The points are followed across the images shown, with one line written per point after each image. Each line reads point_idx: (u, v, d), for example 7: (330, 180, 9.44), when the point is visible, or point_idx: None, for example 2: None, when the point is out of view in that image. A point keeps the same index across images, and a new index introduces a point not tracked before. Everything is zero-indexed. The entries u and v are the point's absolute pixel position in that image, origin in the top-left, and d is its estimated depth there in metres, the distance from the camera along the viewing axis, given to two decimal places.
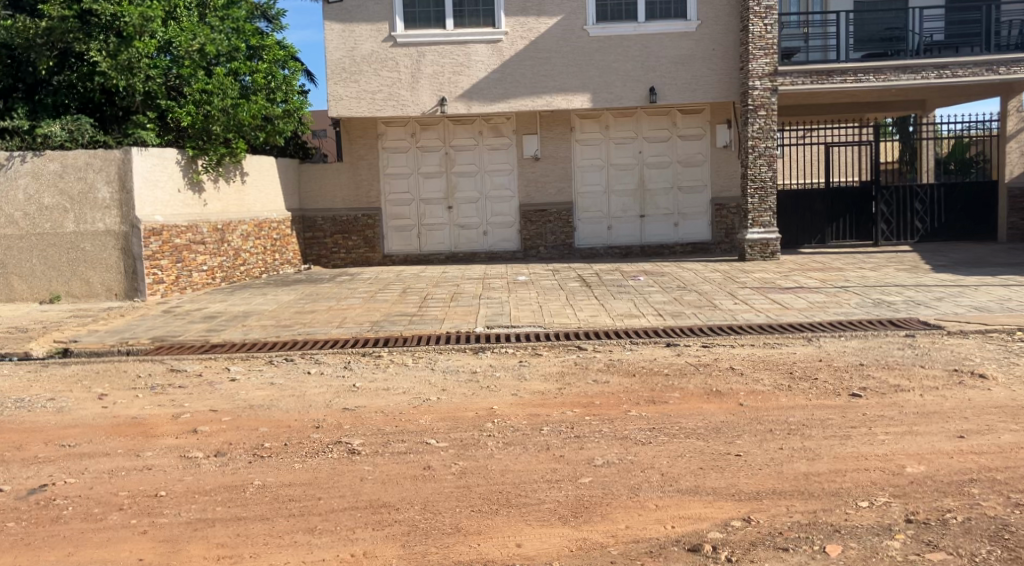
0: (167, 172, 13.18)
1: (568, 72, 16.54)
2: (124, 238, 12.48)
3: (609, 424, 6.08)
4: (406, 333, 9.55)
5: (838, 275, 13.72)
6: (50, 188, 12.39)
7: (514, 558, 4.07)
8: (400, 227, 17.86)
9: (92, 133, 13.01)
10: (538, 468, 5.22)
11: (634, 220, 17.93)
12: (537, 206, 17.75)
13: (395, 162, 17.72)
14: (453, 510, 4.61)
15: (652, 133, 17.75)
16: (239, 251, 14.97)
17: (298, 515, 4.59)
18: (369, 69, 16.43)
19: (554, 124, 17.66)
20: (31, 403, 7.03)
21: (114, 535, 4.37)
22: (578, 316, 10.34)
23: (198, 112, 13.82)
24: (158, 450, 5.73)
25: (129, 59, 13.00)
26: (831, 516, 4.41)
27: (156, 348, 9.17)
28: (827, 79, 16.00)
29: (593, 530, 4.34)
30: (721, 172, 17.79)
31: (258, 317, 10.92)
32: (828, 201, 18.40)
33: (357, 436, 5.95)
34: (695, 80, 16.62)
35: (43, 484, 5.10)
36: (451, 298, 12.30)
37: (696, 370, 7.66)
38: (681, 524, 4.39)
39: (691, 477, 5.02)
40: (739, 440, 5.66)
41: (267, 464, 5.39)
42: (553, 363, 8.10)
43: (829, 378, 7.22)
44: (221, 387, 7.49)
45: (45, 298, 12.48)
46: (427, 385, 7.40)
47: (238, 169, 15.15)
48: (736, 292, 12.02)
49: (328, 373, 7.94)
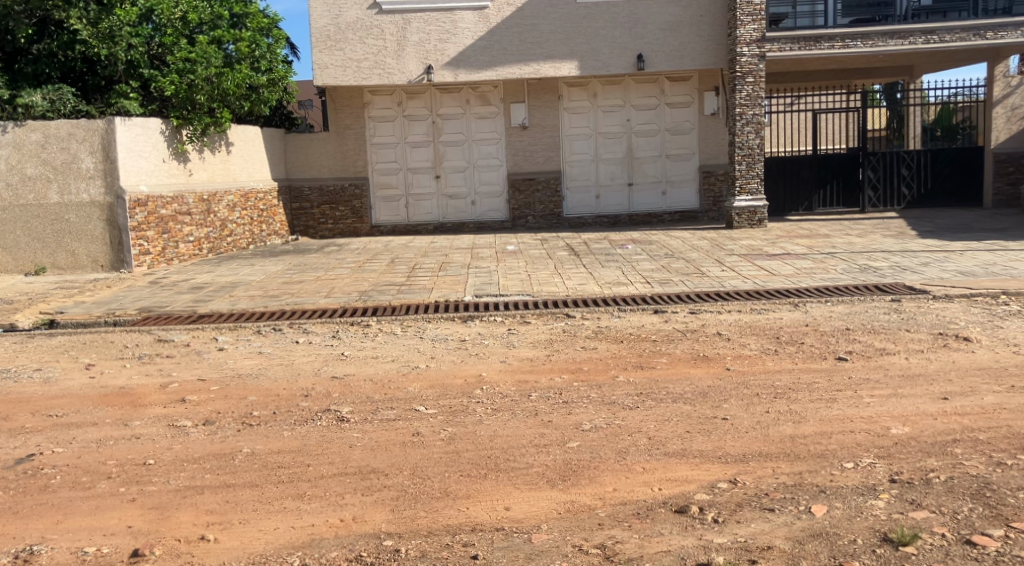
0: (150, 141, 13.03)
1: (556, 39, 16.40)
2: (109, 209, 12.36)
3: (597, 390, 6.11)
4: (395, 303, 9.53)
5: (824, 242, 13.76)
6: (32, 158, 12.23)
7: (503, 520, 4.10)
8: (387, 197, 17.77)
9: (74, 102, 12.97)
10: (526, 433, 5.24)
11: (622, 188, 17.88)
12: (525, 175, 17.69)
13: (382, 132, 17.58)
14: (442, 474, 4.64)
15: (641, 100, 17.65)
16: (226, 223, 14.86)
17: (288, 481, 4.61)
18: (354, 37, 16.23)
19: (541, 92, 17.56)
20: (18, 374, 7.01)
21: (104, 503, 4.38)
22: (566, 284, 10.34)
23: (182, 81, 13.47)
24: (146, 419, 5.72)
25: (111, 27, 13.05)
26: (817, 477, 4.46)
27: (143, 318, 9.13)
28: (815, 45, 15.96)
29: (582, 492, 4.38)
30: (710, 140, 17.77)
31: (245, 288, 10.88)
32: (816, 167, 18.38)
33: (346, 404, 5.96)
34: (683, 46, 16.51)
35: (31, 454, 5.09)
36: (439, 268, 12.24)
37: (683, 336, 7.69)
38: (668, 486, 4.43)
39: (679, 440, 5.06)
40: (726, 404, 5.70)
41: (255, 432, 5.38)
42: (541, 331, 8.11)
43: (816, 342, 7.27)
44: (209, 356, 7.48)
45: (30, 271, 12.38)
46: (416, 353, 7.42)
47: (223, 138, 15.02)
48: (723, 260, 12.05)
49: (317, 342, 7.93)
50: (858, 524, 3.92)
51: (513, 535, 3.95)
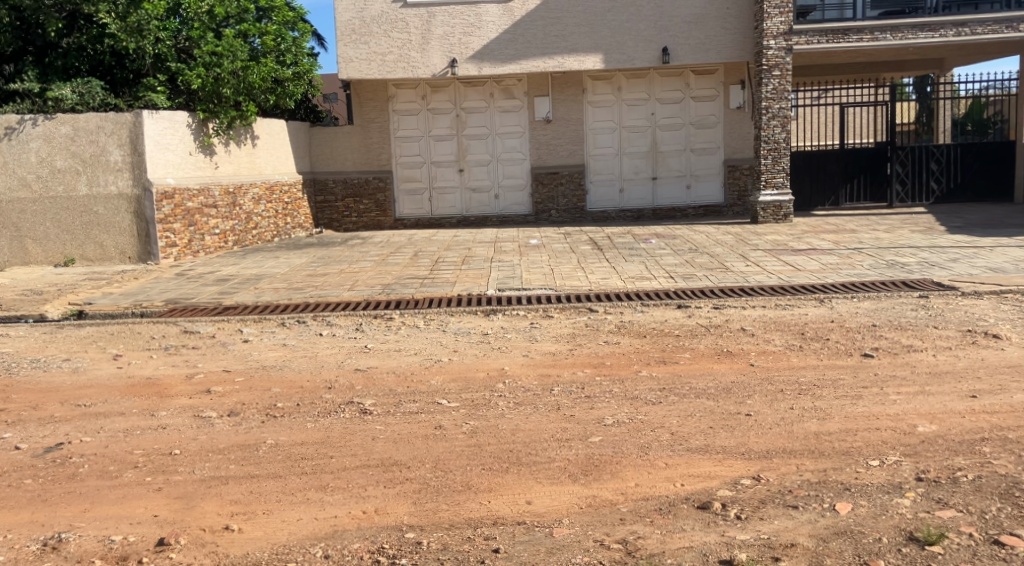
0: (178, 135, 13.17)
1: (580, 32, 16.32)
2: (136, 201, 12.51)
3: (620, 385, 6.08)
4: (418, 296, 9.56)
5: (851, 237, 13.60)
6: (62, 151, 12.36)
7: (525, 514, 4.10)
8: (411, 190, 17.81)
9: (103, 96, 12.95)
10: (548, 427, 5.24)
11: (646, 182, 17.79)
12: (549, 168, 17.66)
13: (406, 125, 17.61)
14: (464, 467, 4.65)
15: (666, 94, 17.54)
16: (252, 215, 14.97)
17: (311, 473, 4.64)
18: (379, 30, 16.27)
19: (565, 86, 17.52)
20: (46, 364, 7.11)
21: (131, 492, 4.43)
22: (589, 279, 10.31)
23: (209, 74, 13.65)
24: (172, 409, 5.79)
25: (139, 21, 13.05)
26: (841, 475, 4.42)
27: (169, 310, 9.22)
28: (843, 38, 15.75)
29: (603, 487, 4.37)
30: (735, 134, 17.63)
31: (270, 280, 10.95)
32: (843, 161, 18.18)
33: (369, 396, 5.99)
34: (709, 40, 16.38)
35: (60, 443, 5.17)
36: (462, 261, 12.26)
37: (706, 331, 7.64)
38: (691, 482, 4.40)
39: (701, 436, 5.04)
40: (749, 400, 5.67)
41: (279, 424, 5.43)
42: (564, 325, 8.09)
43: (842, 338, 7.20)
44: (234, 348, 7.54)
45: (59, 262, 12.52)
46: (439, 346, 7.43)
47: (249, 132, 15.13)
48: (748, 255, 11.96)
49: (341, 335, 7.98)
50: (883, 523, 3.88)
51: (535, 529, 3.95)
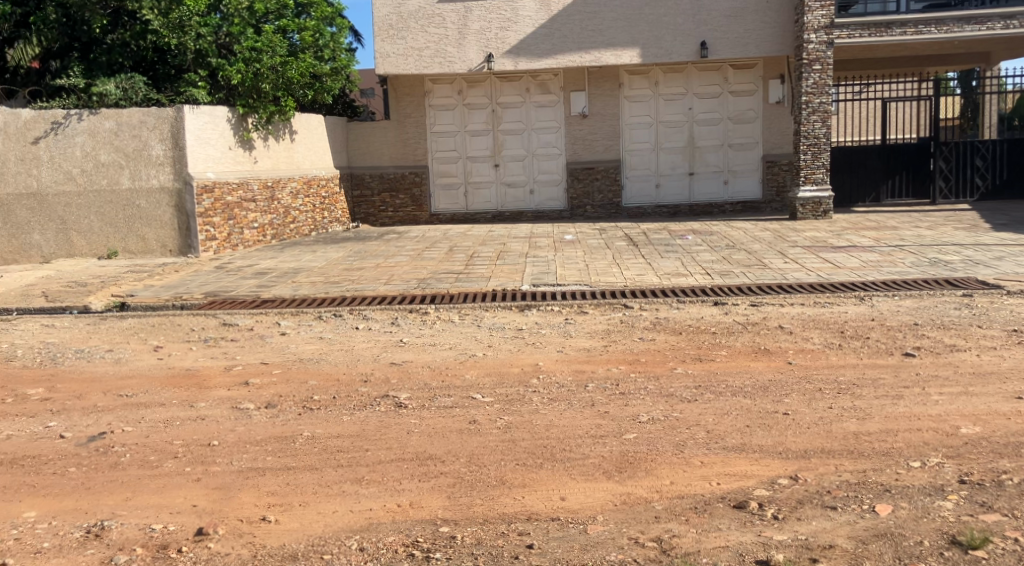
0: (218, 129, 13.34)
1: (617, 27, 16.23)
2: (177, 195, 12.70)
3: (655, 382, 6.04)
4: (453, 291, 9.59)
5: (893, 234, 13.37)
6: (106, 145, 12.59)
7: (559, 510, 4.10)
8: (447, 185, 17.86)
9: (146, 91, 13.30)
10: (583, 423, 5.23)
11: (683, 178, 17.64)
12: (584, 164, 17.60)
13: (441, 120, 17.66)
14: (498, 463, 4.66)
15: (704, 89, 17.37)
16: (290, 210, 15.12)
17: (347, 465, 4.68)
18: (416, 25, 16.32)
19: (602, 81, 17.45)
20: (90, 354, 7.25)
21: (171, 481, 4.51)
22: (625, 275, 10.25)
23: (248, 69, 13.79)
24: (211, 400, 5.88)
25: (181, 17, 13.40)
26: (881, 476, 4.35)
27: (209, 302, 9.36)
28: (886, 31, 15.49)
29: (638, 484, 4.35)
30: (774, 129, 17.41)
31: (307, 274, 11.05)
32: (885, 157, 17.86)
33: (404, 390, 6.02)
34: (748, 33, 16.18)
35: (102, 432, 5.27)
36: (497, 256, 12.27)
37: (743, 328, 7.56)
38: (727, 481, 4.36)
39: (738, 434, 4.99)
40: (787, 398, 5.60)
41: (316, 416, 5.48)
42: (599, 322, 8.05)
43: (882, 337, 7.07)
44: (272, 340, 7.63)
45: (103, 254, 12.76)
46: (473, 341, 7.44)
47: (287, 127, 15.28)
48: (787, 251, 11.80)
49: (376, 329, 8.03)
50: (925, 525, 3.81)
51: (569, 526, 3.94)
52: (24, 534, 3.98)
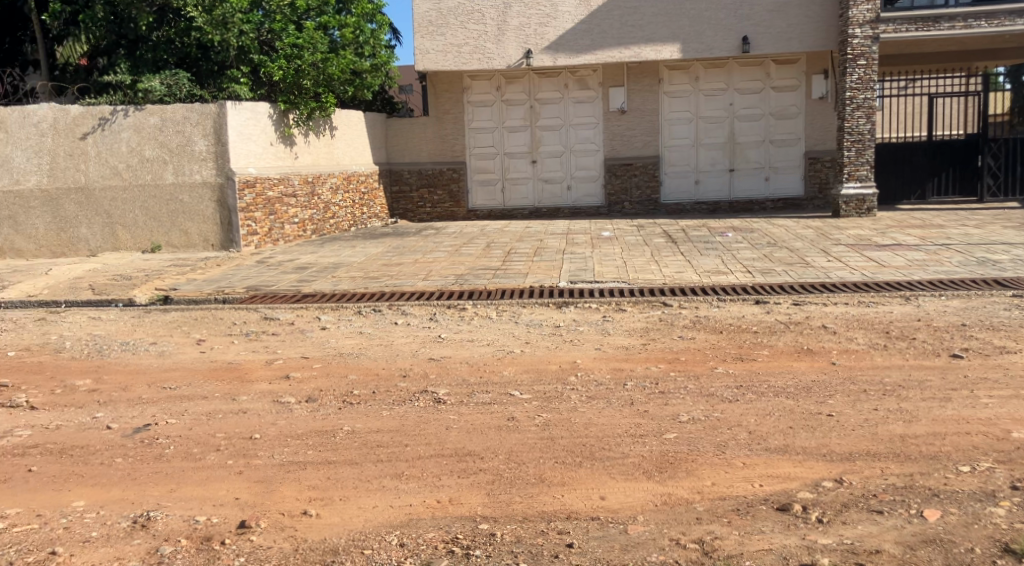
0: (259, 125, 13.49)
1: (658, 22, 16.08)
2: (220, 190, 12.87)
3: (695, 381, 5.98)
4: (491, 287, 9.58)
5: (939, 232, 13.09)
6: (151, 141, 12.79)
7: (599, 510, 4.07)
8: (484, 181, 17.87)
9: (189, 88, 13.40)
10: (622, 422, 5.18)
11: (723, 174, 17.44)
12: (623, 160, 17.49)
13: (480, 116, 17.66)
14: (537, 460, 4.64)
15: (745, 84, 17.17)
16: (329, 205, 15.24)
17: (386, 461, 4.69)
18: (455, 21, 16.33)
19: (641, 76, 17.31)
20: (135, 347, 7.37)
21: (214, 474, 4.56)
22: (664, 272, 10.17)
23: (289, 66, 14.00)
24: (253, 394, 5.94)
25: (224, 14, 13.38)
26: (930, 480, 4.25)
27: (251, 296, 9.47)
28: (933, 26, 15.18)
29: (679, 485, 4.30)
30: (816, 125, 17.16)
31: (347, 269, 11.12)
32: (930, 154, 17.50)
33: (442, 385, 6.03)
34: (791, 28, 15.95)
35: (147, 424, 5.35)
36: (534, 253, 12.25)
37: (785, 328, 7.44)
38: (770, 483, 4.30)
39: (781, 435, 4.91)
40: (830, 400, 5.50)
41: (356, 411, 5.51)
42: (637, 319, 7.99)
43: (929, 338, 6.92)
44: (312, 335, 7.69)
45: (147, 248, 12.98)
46: (511, 338, 7.43)
47: (328, 123, 15.40)
48: (829, 250, 11.61)
49: (415, 324, 8.06)
50: (976, 532, 3.72)
51: (609, 525, 3.91)
52: (74, 523, 4.05)
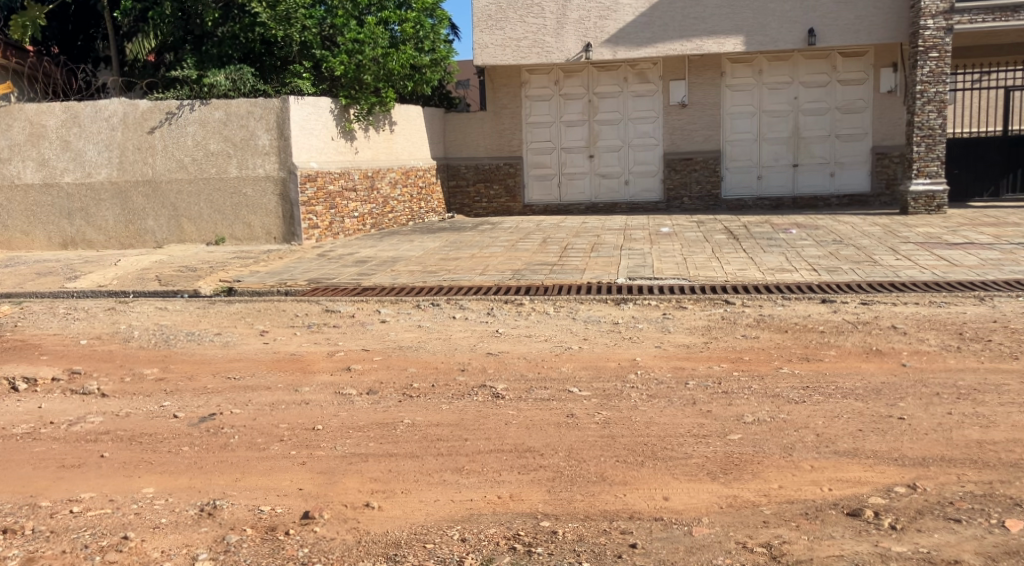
0: (321, 120, 13.65)
1: (720, 14, 15.81)
2: (282, 183, 13.07)
3: (760, 381, 5.85)
4: (548, 283, 9.53)
5: (1014, 230, 12.61)
6: (215, 135, 13.03)
7: (662, 510, 3.99)
8: (542, 176, 17.81)
9: (253, 82, 13.63)
10: (684, 422, 5.09)
11: (786, 169, 17.09)
12: (683, 154, 17.25)
13: (538, 111, 17.62)
14: (598, 459, 4.58)
15: (810, 78, 16.79)
16: (388, 199, 15.34)
17: (446, 455, 4.68)
18: (515, 15, 16.30)
19: (703, 70, 17.05)
20: (200, 337, 7.51)
21: (277, 464, 4.61)
22: (725, 270, 9.97)
23: (351, 61, 14.15)
24: (315, 385, 6.00)
25: (288, 9, 13.64)
26: (1010, 489, 4.07)
27: (312, 289, 9.58)
28: (1011, 15, 14.57)
29: (744, 487, 4.20)
30: (884, 119, 16.68)
31: (405, 263, 11.18)
32: (1005, 150, 16.99)
33: (501, 381, 6.00)
34: (859, 20, 15.52)
35: (213, 413, 5.44)
36: (592, 248, 12.15)
37: (853, 328, 7.23)
38: (839, 487, 4.17)
39: (849, 438, 4.76)
40: (902, 402, 5.32)
41: (416, 404, 5.52)
42: (699, 317, 7.85)
43: (1007, 340, 6.65)
44: (372, 328, 7.74)
45: (211, 240, 13.24)
46: (569, 334, 7.37)
47: (387, 118, 15.51)
48: (898, 248, 11.26)
49: (473, 319, 8.05)
50: None
51: (673, 526, 3.84)
52: (144, 509, 4.13)
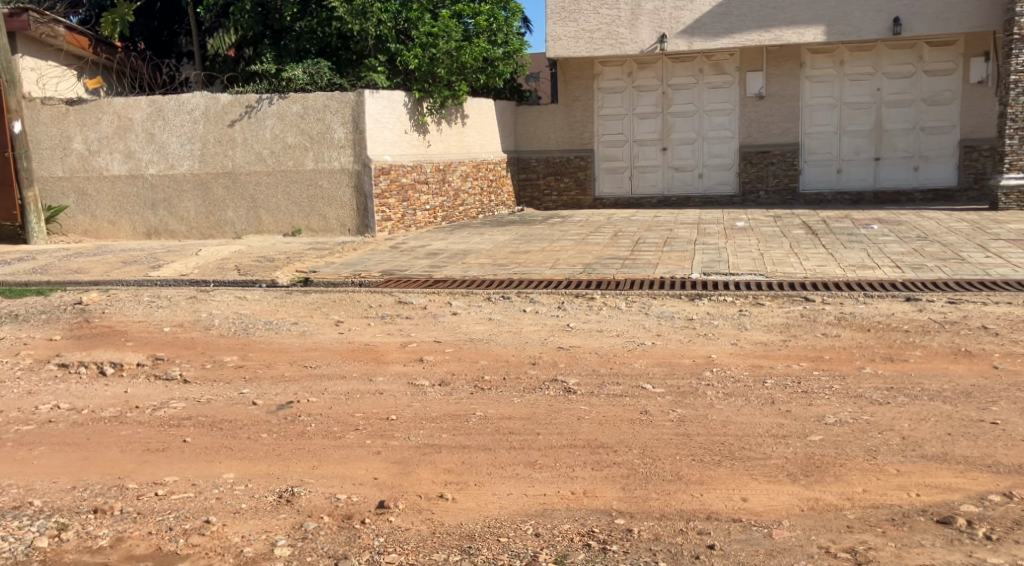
0: (395, 113, 13.78)
1: (801, 3, 15.39)
2: (356, 176, 13.24)
3: (841, 381, 5.67)
4: (620, 277, 9.43)
5: None
6: (293, 128, 13.28)
7: (741, 511, 3.89)
8: (613, 169, 17.66)
9: (330, 76, 13.80)
10: (763, 422, 4.95)
11: (867, 163, 16.56)
12: (759, 147, 16.86)
13: (611, 103, 17.47)
14: (673, 457, 4.49)
15: (894, 68, 16.23)
16: (459, 192, 15.41)
17: (519, 448, 4.66)
18: (589, 7, 16.18)
19: (782, 60, 16.63)
20: (277, 326, 7.66)
21: (352, 453, 4.66)
22: (803, 266, 9.71)
23: (425, 55, 14.19)
24: (388, 375, 6.05)
25: (364, 4, 13.74)
26: None
27: (385, 280, 9.68)
28: None
29: (827, 490, 4.06)
30: (974, 111, 15.99)
31: (476, 256, 11.20)
32: None
33: (572, 375, 5.95)
34: (949, 7, 14.89)
35: (290, 401, 5.53)
36: (664, 243, 11.98)
37: (941, 328, 6.94)
38: (928, 493, 4.00)
39: (938, 442, 4.57)
40: (995, 406, 5.08)
41: (488, 396, 5.52)
42: (776, 315, 7.65)
43: None
44: (444, 320, 7.78)
45: (287, 232, 13.52)
46: (642, 329, 7.27)
47: (460, 111, 15.57)
48: (987, 245, 10.78)
49: (544, 312, 8.01)
50: None
51: (753, 529, 3.74)
52: (225, 494, 4.23)
